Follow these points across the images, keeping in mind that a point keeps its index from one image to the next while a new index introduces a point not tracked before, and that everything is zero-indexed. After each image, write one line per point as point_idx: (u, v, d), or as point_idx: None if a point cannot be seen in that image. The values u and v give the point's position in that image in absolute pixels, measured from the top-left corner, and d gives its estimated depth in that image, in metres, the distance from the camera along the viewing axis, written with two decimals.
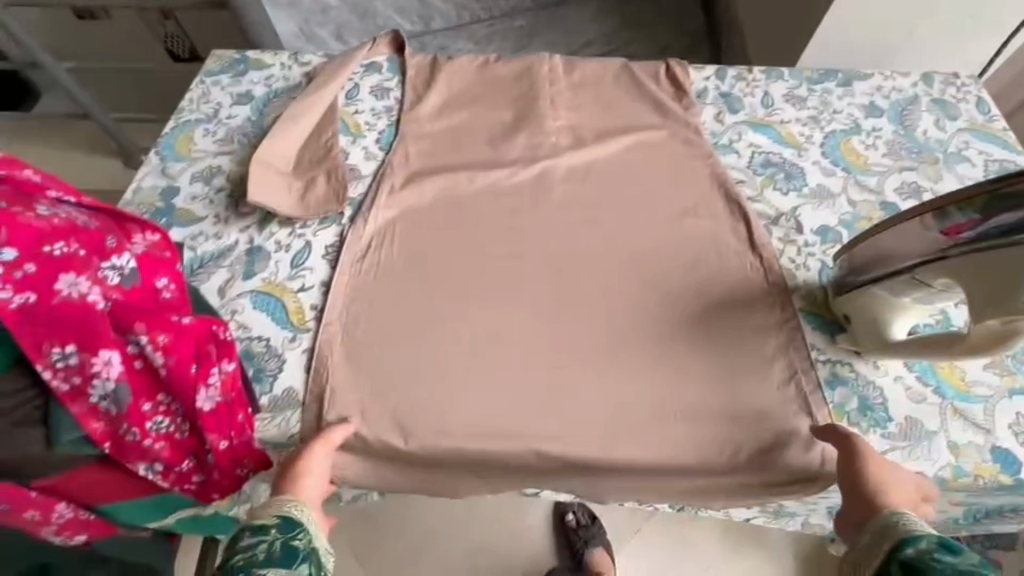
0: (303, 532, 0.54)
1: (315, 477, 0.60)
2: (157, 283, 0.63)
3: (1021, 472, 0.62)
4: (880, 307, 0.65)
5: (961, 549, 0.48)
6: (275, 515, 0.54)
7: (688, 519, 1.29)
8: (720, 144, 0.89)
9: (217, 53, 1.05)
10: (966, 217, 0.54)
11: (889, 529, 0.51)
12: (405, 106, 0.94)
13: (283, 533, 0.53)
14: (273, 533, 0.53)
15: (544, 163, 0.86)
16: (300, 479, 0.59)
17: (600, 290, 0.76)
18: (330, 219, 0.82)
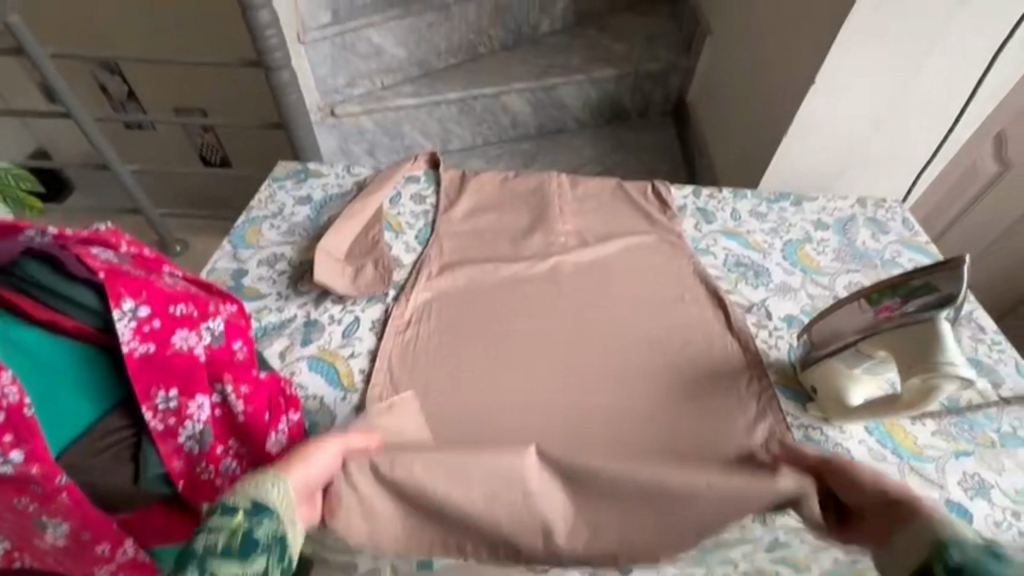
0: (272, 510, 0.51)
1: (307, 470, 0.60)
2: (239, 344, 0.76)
3: (975, 522, 0.72)
4: (838, 376, 0.78)
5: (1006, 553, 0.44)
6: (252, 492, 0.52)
7: None
8: (699, 247, 1.09)
9: (282, 163, 1.27)
10: (893, 299, 0.71)
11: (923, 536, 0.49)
12: (439, 210, 1.14)
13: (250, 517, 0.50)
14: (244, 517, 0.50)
15: (556, 258, 1.04)
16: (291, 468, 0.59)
17: (606, 362, 0.90)
18: (376, 298, 0.97)
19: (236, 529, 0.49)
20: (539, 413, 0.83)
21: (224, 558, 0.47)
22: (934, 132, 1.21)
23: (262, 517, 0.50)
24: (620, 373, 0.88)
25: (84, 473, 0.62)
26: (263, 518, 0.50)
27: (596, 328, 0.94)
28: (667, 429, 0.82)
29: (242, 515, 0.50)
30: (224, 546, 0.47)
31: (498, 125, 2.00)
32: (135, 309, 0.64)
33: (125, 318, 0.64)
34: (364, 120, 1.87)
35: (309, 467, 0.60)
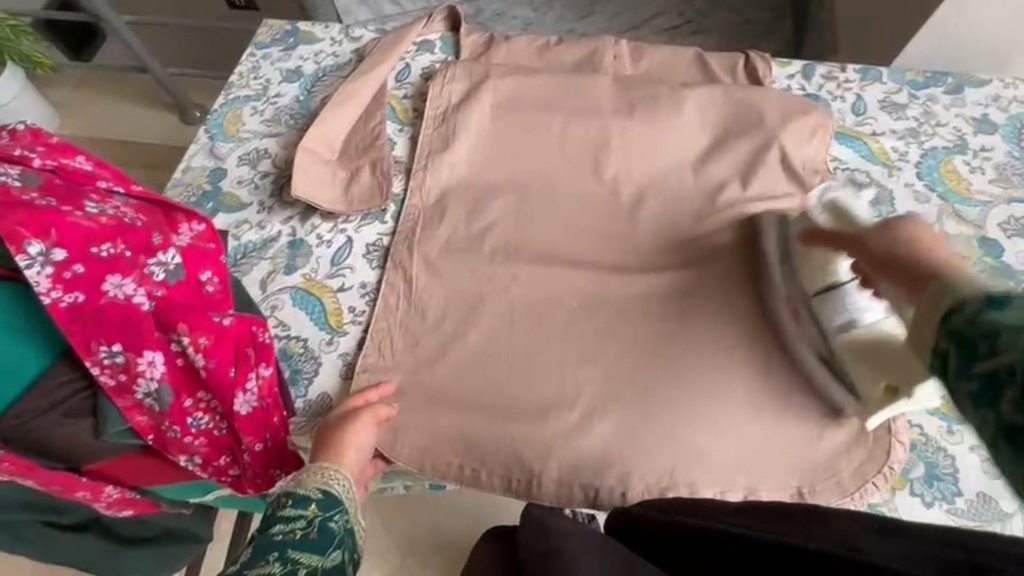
0: (340, 515, 0.52)
1: (358, 451, 0.63)
2: (201, 274, 0.63)
3: None
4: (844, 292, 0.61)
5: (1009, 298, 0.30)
6: (319, 489, 0.54)
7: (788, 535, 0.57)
8: (806, 154, 0.78)
9: (266, 22, 1.02)
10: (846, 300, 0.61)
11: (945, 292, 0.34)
12: (446, 76, 0.87)
13: (323, 511, 0.52)
14: (315, 509, 0.51)
15: (600, 166, 0.81)
16: (344, 452, 0.61)
17: (647, 312, 0.72)
18: (372, 215, 0.79)
19: (310, 519, 0.50)
20: (559, 373, 0.69)
21: (306, 545, 0.46)
22: None
23: (331, 512, 0.52)
24: (667, 331, 0.71)
25: (38, 433, 0.56)
26: (332, 514, 0.52)
27: (642, 265, 0.75)
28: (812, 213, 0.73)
29: (313, 513, 0.51)
30: (304, 536, 0.47)
31: None
32: (48, 252, 0.51)
33: (36, 266, 0.51)
34: None
35: (358, 451, 0.63)
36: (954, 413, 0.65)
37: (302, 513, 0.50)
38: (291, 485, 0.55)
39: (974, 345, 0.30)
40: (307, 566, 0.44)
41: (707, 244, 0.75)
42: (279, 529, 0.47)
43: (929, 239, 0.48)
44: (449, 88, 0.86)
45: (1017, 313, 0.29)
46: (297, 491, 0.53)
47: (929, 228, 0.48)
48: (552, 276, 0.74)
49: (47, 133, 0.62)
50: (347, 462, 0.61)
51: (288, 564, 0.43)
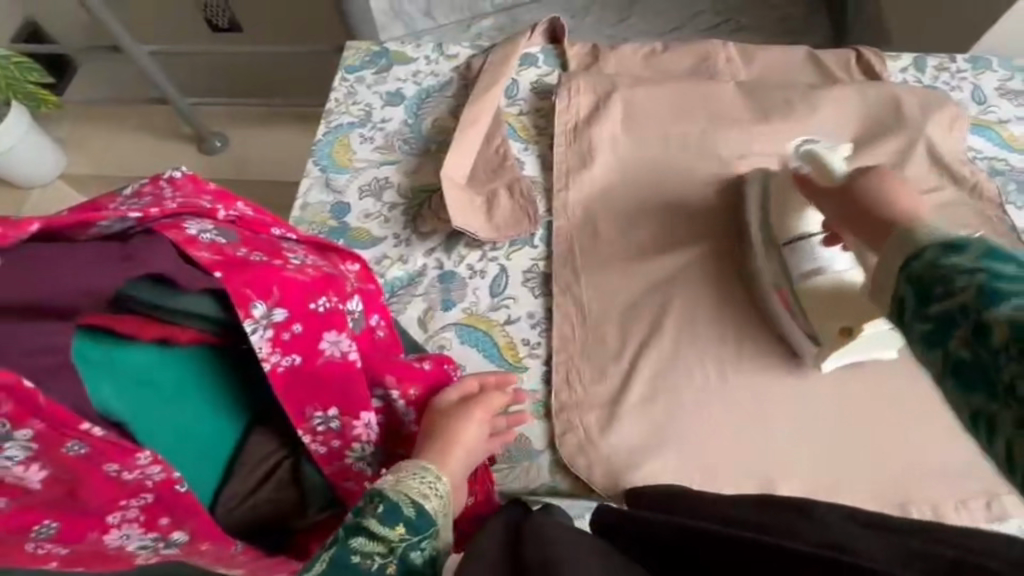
0: (427, 541, 0.45)
1: (466, 446, 0.54)
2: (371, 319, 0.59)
3: None
4: (808, 245, 0.65)
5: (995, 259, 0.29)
6: (415, 502, 0.46)
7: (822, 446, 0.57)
8: (951, 145, 0.78)
9: (351, 44, 0.96)
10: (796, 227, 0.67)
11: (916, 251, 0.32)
12: (569, 89, 0.83)
13: (413, 533, 0.44)
14: (402, 532, 0.44)
15: (745, 171, 0.79)
16: (449, 449, 0.53)
17: None
18: (521, 240, 0.75)
19: (394, 546, 0.43)
20: (754, 390, 0.67)
21: None
22: None
23: (419, 538, 0.45)
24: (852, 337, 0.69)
25: (255, 513, 0.50)
26: (420, 540, 0.45)
27: None
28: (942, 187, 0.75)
29: (399, 536, 0.44)
30: (381, 571, 0.42)
31: None
32: (270, 313, 0.47)
33: (260, 330, 0.46)
34: None
35: (467, 446, 0.54)
36: None
37: (386, 533, 0.43)
38: (386, 478, 0.47)
39: (933, 295, 0.30)
40: None
41: None
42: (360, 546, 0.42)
43: (902, 187, 0.42)
44: (576, 101, 0.82)
45: (1016, 269, 0.28)
46: (388, 501, 0.45)
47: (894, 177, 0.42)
48: (725, 292, 0.72)
49: (203, 178, 0.56)
50: (450, 462, 0.52)
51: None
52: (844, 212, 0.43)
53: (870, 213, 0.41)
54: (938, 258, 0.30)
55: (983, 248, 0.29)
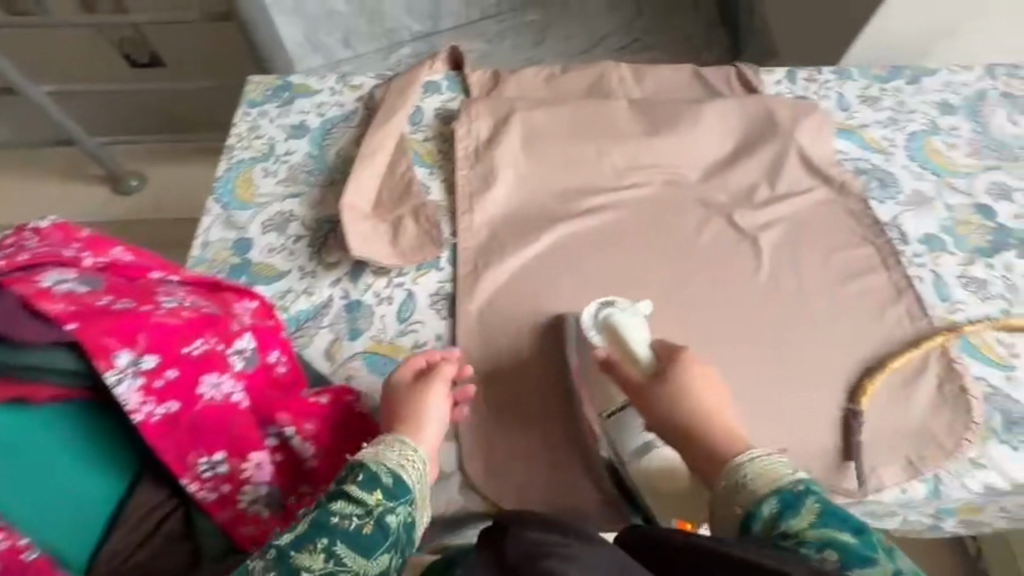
0: (401, 508, 0.52)
1: (434, 423, 0.58)
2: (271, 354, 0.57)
3: None
4: (625, 420, 0.67)
5: (798, 502, 0.53)
6: (390, 473, 0.53)
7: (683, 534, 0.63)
8: (819, 148, 0.85)
9: (254, 79, 0.96)
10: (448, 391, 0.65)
11: (739, 486, 0.56)
12: (467, 114, 0.86)
13: (390, 502, 0.52)
14: (380, 500, 0.51)
15: (636, 184, 0.84)
16: (421, 426, 0.58)
17: (719, 318, 0.75)
18: (427, 264, 0.76)
19: (372, 509, 0.51)
20: None
21: (355, 541, 0.49)
22: None
23: (396, 504, 0.52)
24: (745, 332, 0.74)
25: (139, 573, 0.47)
26: (397, 506, 0.52)
27: (704, 272, 0.78)
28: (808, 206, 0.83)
29: (377, 501, 0.51)
30: (358, 529, 0.49)
31: None
32: (138, 361, 0.46)
33: (127, 378, 0.46)
34: None
35: (433, 423, 0.58)
36: (1006, 361, 0.71)
37: (365, 499, 0.51)
38: (366, 451, 0.54)
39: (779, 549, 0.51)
40: (348, 568, 0.48)
41: (757, 242, 0.79)
42: (340, 509, 0.50)
43: (700, 376, 0.64)
44: (475, 125, 0.85)
45: (807, 519, 0.52)
46: (367, 471, 0.52)
47: (688, 379, 0.63)
48: (625, 299, 0.75)
49: (72, 223, 0.53)
50: (424, 436, 0.57)
51: (332, 563, 0.48)
52: (706, 457, 0.61)
53: (700, 434, 0.61)
54: (777, 518, 0.53)
55: (777, 502, 0.54)
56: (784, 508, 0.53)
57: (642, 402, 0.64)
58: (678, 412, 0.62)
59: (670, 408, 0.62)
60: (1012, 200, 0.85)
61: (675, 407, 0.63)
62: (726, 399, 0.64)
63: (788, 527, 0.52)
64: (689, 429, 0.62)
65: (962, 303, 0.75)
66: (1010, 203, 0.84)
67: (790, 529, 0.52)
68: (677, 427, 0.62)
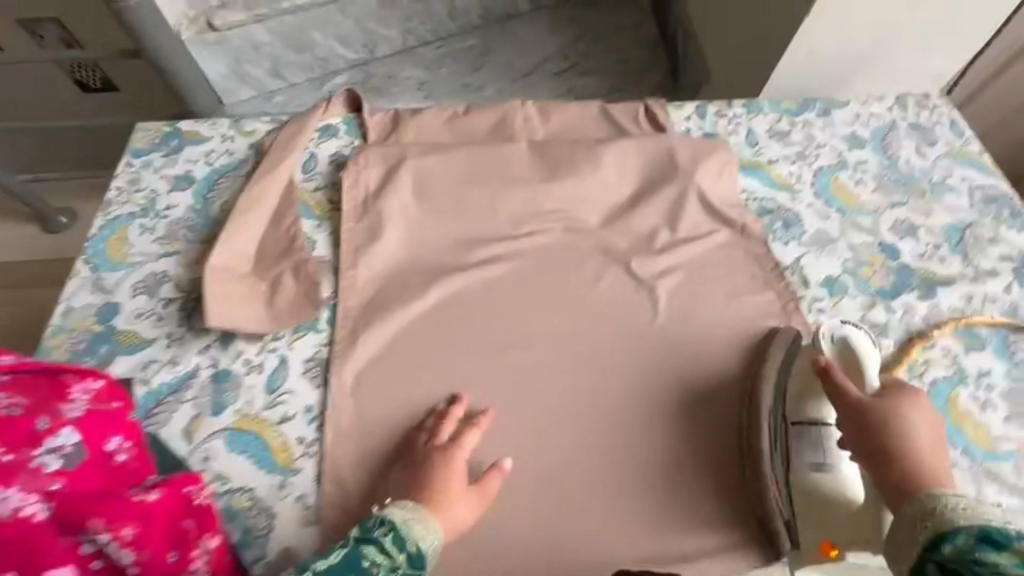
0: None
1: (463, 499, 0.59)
2: (107, 444, 0.52)
3: None
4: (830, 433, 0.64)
5: (1006, 541, 0.43)
6: (420, 535, 0.53)
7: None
8: (720, 190, 0.83)
9: (142, 126, 0.92)
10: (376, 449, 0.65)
11: (932, 514, 0.48)
12: (357, 163, 0.82)
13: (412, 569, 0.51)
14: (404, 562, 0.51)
15: (533, 231, 0.80)
16: (456, 497, 0.59)
17: (609, 376, 0.73)
18: (304, 326, 0.72)
19: (397, 568, 0.50)
20: (536, 457, 0.68)
21: None
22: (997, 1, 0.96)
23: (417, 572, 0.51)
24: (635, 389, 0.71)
25: None
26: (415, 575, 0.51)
27: (597, 326, 0.75)
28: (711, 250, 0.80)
29: (402, 561, 0.51)
30: None
31: (433, 18, 1.70)
32: None
33: None
34: (258, 31, 1.48)
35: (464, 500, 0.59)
36: None
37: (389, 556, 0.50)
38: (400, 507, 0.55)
39: None
40: None
41: (653, 291, 0.77)
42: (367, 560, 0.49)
43: (920, 416, 0.58)
44: (365, 175, 0.82)
45: (1011, 560, 0.42)
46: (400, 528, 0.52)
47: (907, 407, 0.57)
48: (512, 360, 0.72)
49: None
50: (454, 508, 0.58)
51: None
52: (897, 484, 0.53)
53: (908, 458, 0.54)
54: (966, 548, 0.44)
55: (977, 533, 0.45)
56: (978, 542, 0.44)
57: (859, 431, 0.57)
58: (893, 441, 0.55)
59: (882, 431, 0.56)
60: (917, 237, 0.83)
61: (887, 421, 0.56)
62: (942, 443, 0.57)
63: (990, 567, 0.42)
64: (895, 456, 0.54)
65: None
66: (914, 241, 0.82)
67: (988, 560, 0.43)
68: (875, 451, 0.56)
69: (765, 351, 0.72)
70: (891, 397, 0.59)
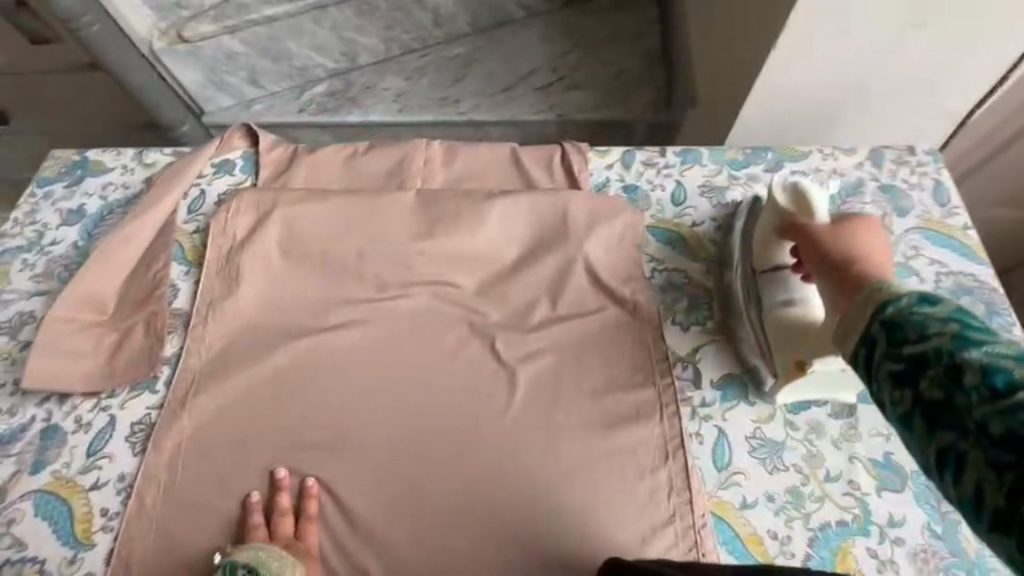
0: None
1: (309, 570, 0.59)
2: None
3: None
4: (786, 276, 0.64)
5: (943, 297, 0.39)
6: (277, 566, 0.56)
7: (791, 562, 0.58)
8: (616, 260, 0.73)
9: (54, 153, 0.93)
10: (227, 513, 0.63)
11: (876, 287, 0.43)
12: (230, 207, 0.79)
13: None
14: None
15: (397, 296, 0.74)
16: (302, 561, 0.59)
17: (447, 471, 0.65)
18: (141, 384, 0.70)
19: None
20: (346, 557, 0.62)
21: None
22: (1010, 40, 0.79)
23: None
24: (473, 488, 0.64)
25: None
26: None
27: (445, 411, 0.68)
28: (592, 332, 0.70)
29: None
30: None
31: (416, 25, 1.61)
32: None
33: None
34: (230, 41, 1.47)
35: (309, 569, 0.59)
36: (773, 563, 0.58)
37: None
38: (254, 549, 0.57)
39: (901, 350, 0.37)
40: None
41: (512, 377, 0.68)
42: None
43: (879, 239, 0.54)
44: (235, 222, 0.78)
45: (940, 310, 0.38)
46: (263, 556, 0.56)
47: (861, 226, 0.55)
48: (342, 441, 0.66)
49: None
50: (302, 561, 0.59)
51: None
52: (854, 281, 0.48)
53: (859, 261, 0.50)
54: (907, 305, 0.39)
55: (917, 292, 0.39)
56: (920, 298, 0.39)
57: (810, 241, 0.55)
58: (848, 244, 0.53)
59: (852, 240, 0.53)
60: None
61: (838, 237, 0.54)
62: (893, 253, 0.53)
63: (925, 316, 0.37)
64: (839, 261, 0.51)
65: (741, 473, 0.62)
66: None
67: (923, 311, 0.38)
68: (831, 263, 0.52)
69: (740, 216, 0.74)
70: (841, 228, 0.56)
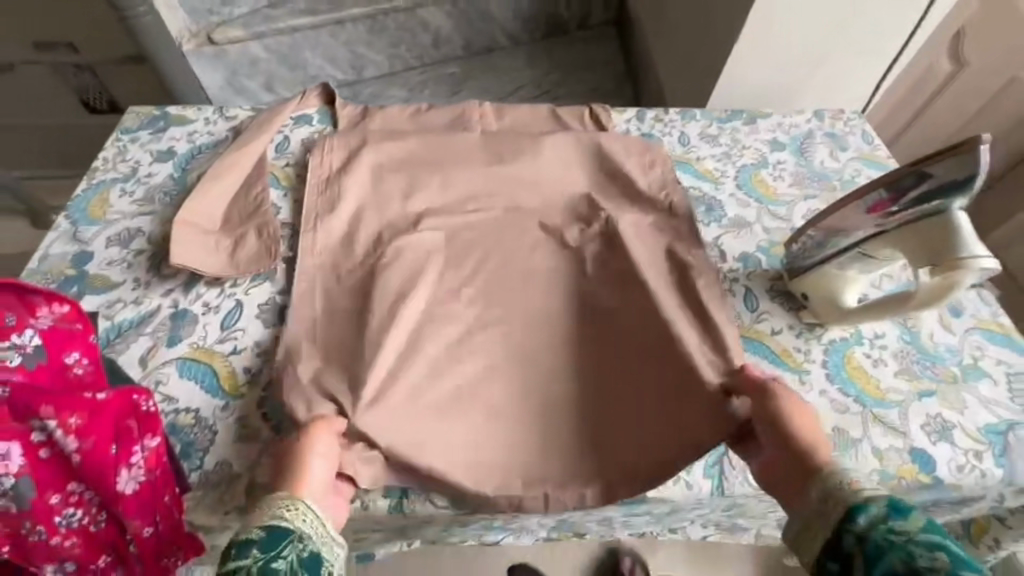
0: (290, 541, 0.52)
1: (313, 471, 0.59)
2: (68, 357, 0.60)
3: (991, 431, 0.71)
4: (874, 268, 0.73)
5: (910, 512, 0.51)
6: (260, 528, 0.52)
7: (822, 380, 0.74)
8: (649, 177, 0.93)
9: (132, 109, 1.01)
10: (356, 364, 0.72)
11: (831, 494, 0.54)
12: (325, 143, 0.92)
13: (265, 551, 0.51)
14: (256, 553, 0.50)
15: (478, 207, 0.89)
16: (295, 479, 0.58)
17: (540, 326, 0.78)
18: (262, 275, 0.79)
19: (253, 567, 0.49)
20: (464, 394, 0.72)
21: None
22: (893, 40, 1.11)
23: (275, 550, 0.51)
24: (565, 336, 0.77)
25: None
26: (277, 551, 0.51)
27: (531, 286, 0.82)
28: (637, 224, 0.87)
29: (254, 558, 0.50)
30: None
31: (417, 45, 1.81)
32: None
33: None
34: (254, 46, 1.63)
35: (312, 479, 0.59)
36: (801, 366, 0.75)
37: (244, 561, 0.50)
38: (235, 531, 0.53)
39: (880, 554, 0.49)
40: None
41: (582, 259, 0.85)
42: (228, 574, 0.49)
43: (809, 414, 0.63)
44: (329, 154, 0.91)
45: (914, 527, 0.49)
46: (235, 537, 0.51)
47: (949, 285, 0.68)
48: (448, 311, 0.78)
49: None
50: (297, 486, 0.57)
51: None
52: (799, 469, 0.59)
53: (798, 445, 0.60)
54: (886, 518, 0.50)
55: (888, 505, 0.51)
56: (889, 513, 0.51)
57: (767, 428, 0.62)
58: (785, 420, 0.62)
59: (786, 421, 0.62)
60: None
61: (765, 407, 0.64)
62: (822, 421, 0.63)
63: (899, 532, 0.49)
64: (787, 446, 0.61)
65: (766, 313, 0.81)
66: None
67: (899, 529, 0.49)
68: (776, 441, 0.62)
69: (962, 155, 0.62)
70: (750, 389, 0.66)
